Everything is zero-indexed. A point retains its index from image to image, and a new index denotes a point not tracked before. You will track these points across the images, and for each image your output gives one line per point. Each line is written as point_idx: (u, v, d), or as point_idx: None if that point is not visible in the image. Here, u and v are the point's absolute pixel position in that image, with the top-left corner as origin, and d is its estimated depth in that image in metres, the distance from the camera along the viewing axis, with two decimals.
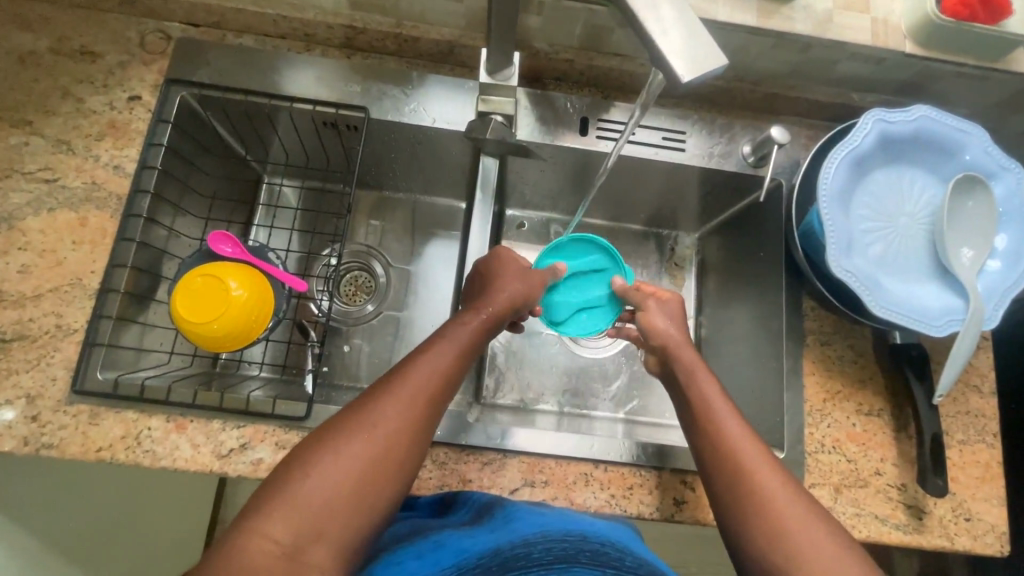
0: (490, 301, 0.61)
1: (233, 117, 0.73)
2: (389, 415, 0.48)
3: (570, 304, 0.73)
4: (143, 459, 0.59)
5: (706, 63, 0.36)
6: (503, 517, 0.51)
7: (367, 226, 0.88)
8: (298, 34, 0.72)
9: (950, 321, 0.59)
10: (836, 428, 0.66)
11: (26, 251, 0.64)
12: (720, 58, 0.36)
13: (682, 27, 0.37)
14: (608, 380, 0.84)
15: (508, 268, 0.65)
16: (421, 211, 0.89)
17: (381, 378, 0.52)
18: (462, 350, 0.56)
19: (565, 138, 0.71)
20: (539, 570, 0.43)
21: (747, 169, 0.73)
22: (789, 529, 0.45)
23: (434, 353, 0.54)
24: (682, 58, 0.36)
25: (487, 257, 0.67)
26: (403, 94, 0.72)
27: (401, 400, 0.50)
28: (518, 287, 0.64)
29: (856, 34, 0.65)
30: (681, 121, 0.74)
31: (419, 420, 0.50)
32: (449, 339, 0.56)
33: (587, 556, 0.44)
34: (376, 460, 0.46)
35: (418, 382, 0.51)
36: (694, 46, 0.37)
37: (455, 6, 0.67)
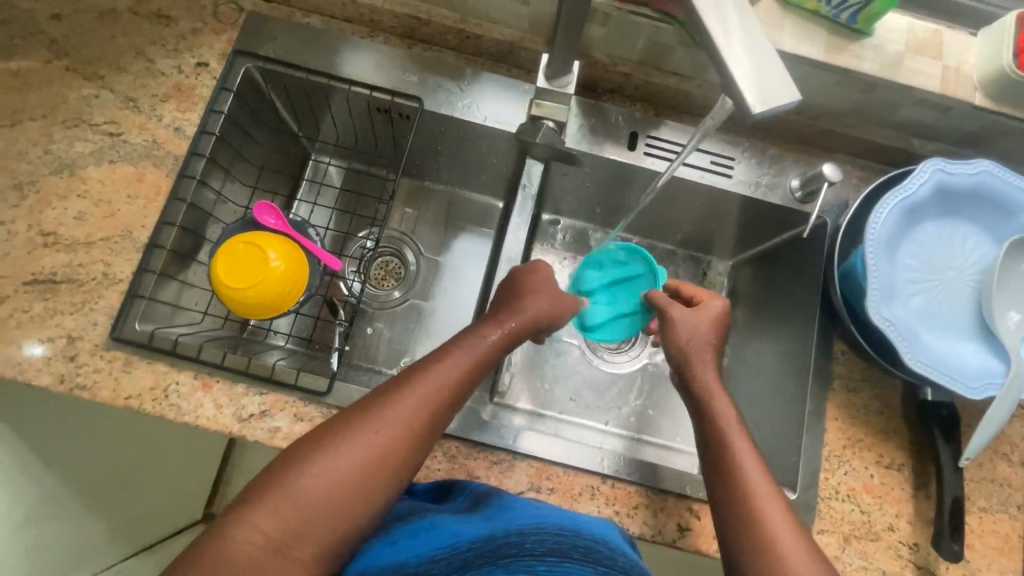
0: (509, 316, 0.62)
1: (292, 94, 0.76)
2: (392, 423, 0.49)
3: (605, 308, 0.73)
4: (168, 412, 0.61)
5: (781, 97, 0.36)
6: (498, 506, 0.52)
7: (403, 214, 0.90)
8: (364, 19, 0.74)
9: (985, 384, 0.57)
10: (853, 476, 0.65)
11: (84, 199, 0.66)
12: (795, 93, 0.36)
13: (757, 58, 0.37)
14: (624, 398, 0.83)
15: (544, 279, 0.65)
16: (458, 205, 0.90)
17: (389, 381, 0.53)
18: (475, 362, 0.56)
19: (613, 151, 0.71)
20: (531, 562, 0.43)
21: (793, 204, 0.73)
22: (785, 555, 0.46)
23: (445, 363, 0.55)
24: (756, 89, 0.36)
25: (523, 267, 0.67)
26: (457, 90, 0.73)
27: (408, 407, 0.50)
28: (541, 304, 0.64)
29: (924, 79, 0.64)
30: (731, 148, 0.74)
31: (421, 431, 0.50)
32: (463, 350, 0.57)
33: (580, 553, 0.45)
34: (370, 468, 0.47)
35: (424, 392, 0.52)
36: (765, 71, 0.37)
37: (522, 8, 0.67)
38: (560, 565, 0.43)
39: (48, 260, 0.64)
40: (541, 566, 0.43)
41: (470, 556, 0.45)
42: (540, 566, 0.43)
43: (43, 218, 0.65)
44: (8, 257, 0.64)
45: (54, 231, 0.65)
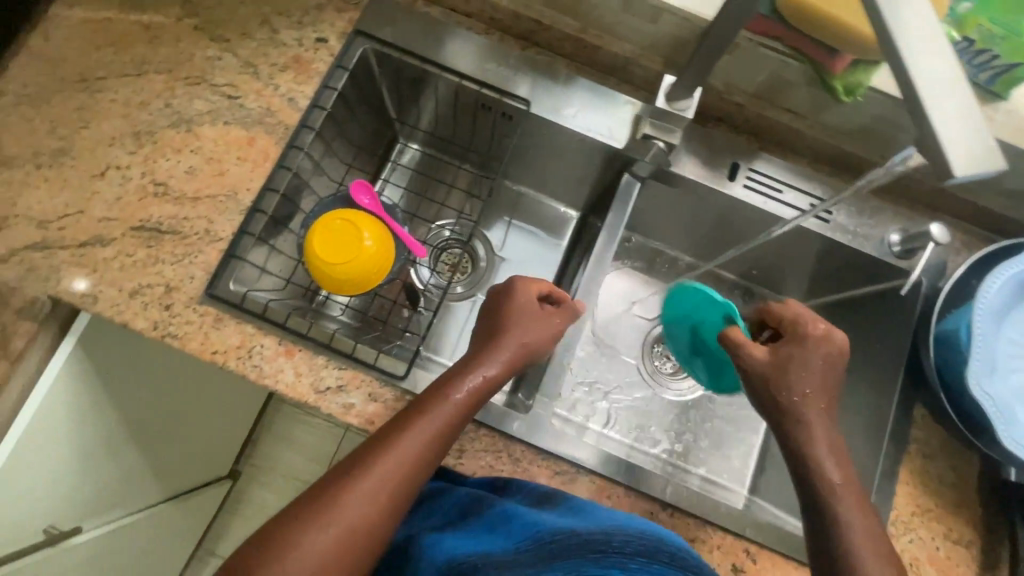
0: (485, 360, 0.59)
1: (401, 79, 0.77)
2: (362, 498, 0.47)
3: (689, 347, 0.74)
4: (250, 372, 0.63)
5: (982, 162, 0.31)
6: (571, 507, 0.52)
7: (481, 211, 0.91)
8: (484, 16, 0.75)
9: None
10: (918, 545, 0.63)
11: (196, 155, 0.68)
12: (998, 163, 0.31)
13: (964, 108, 0.31)
14: (676, 425, 0.83)
15: (518, 314, 0.62)
16: (536, 209, 0.90)
17: (354, 452, 0.50)
18: (451, 414, 0.53)
19: (714, 180, 0.71)
20: (622, 559, 0.44)
21: (889, 257, 0.71)
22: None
23: (416, 422, 0.52)
24: (960, 147, 0.30)
25: (500, 289, 0.65)
26: (565, 97, 0.73)
27: (379, 478, 0.48)
28: (521, 341, 0.61)
29: None
30: (832, 194, 0.72)
31: (393, 500, 0.48)
32: (436, 403, 0.54)
33: (667, 556, 0.45)
34: (340, 554, 0.45)
35: (392, 461, 0.49)
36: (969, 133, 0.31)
37: (648, 25, 0.66)
38: (650, 565, 0.43)
39: (157, 209, 0.67)
40: (633, 565, 0.43)
41: (556, 548, 0.45)
42: (634, 564, 0.44)
43: (157, 168, 0.68)
44: (120, 201, 0.66)
45: (165, 182, 0.67)
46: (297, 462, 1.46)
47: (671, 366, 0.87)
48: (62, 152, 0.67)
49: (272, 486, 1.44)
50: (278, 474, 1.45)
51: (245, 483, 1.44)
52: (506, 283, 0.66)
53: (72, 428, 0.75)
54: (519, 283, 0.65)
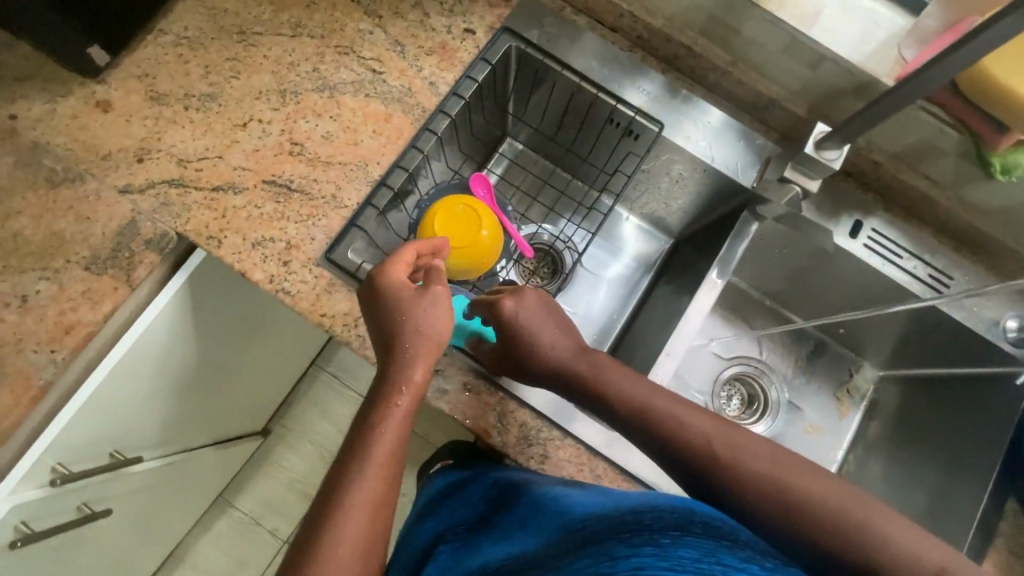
0: (403, 369, 0.53)
1: (535, 82, 0.78)
2: (340, 548, 0.46)
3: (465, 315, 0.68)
4: (354, 341, 0.64)
5: None
6: (601, 491, 0.55)
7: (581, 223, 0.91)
8: (631, 33, 0.75)
9: None
10: None
11: (335, 121, 0.70)
12: None
13: None
14: None
15: (412, 311, 0.55)
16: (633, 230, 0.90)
17: (291, 557, 0.46)
18: (380, 463, 0.49)
19: (836, 233, 0.70)
20: (649, 534, 0.41)
21: (1002, 342, 0.70)
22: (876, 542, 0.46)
23: (348, 488, 0.48)
24: None
25: (370, 297, 0.57)
26: (698, 126, 0.73)
27: (348, 522, 0.47)
28: (426, 346, 0.55)
29: None
30: (953, 268, 0.70)
31: (373, 533, 0.47)
32: (359, 458, 0.49)
33: (701, 527, 0.41)
34: None
35: (336, 544, 0.46)
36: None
37: (802, 70, 0.66)
38: (681, 537, 0.39)
39: (288, 167, 0.68)
40: (663, 539, 0.40)
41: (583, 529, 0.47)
42: (661, 539, 0.40)
43: (295, 128, 0.69)
44: (257, 154, 0.68)
45: (301, 143, 0.69)
46: (326, 431, 1.47)
47: (735, 409, 0.87)
48: (211, 97, 0.70)
49: (298, 451, 1.46)
50: (306, 440, 1.47)
51: (274, 443, 1.46)
52: (371, 288, 0.57)
53: (164, 360, 0.77)
54: (383, 278, 0.57)
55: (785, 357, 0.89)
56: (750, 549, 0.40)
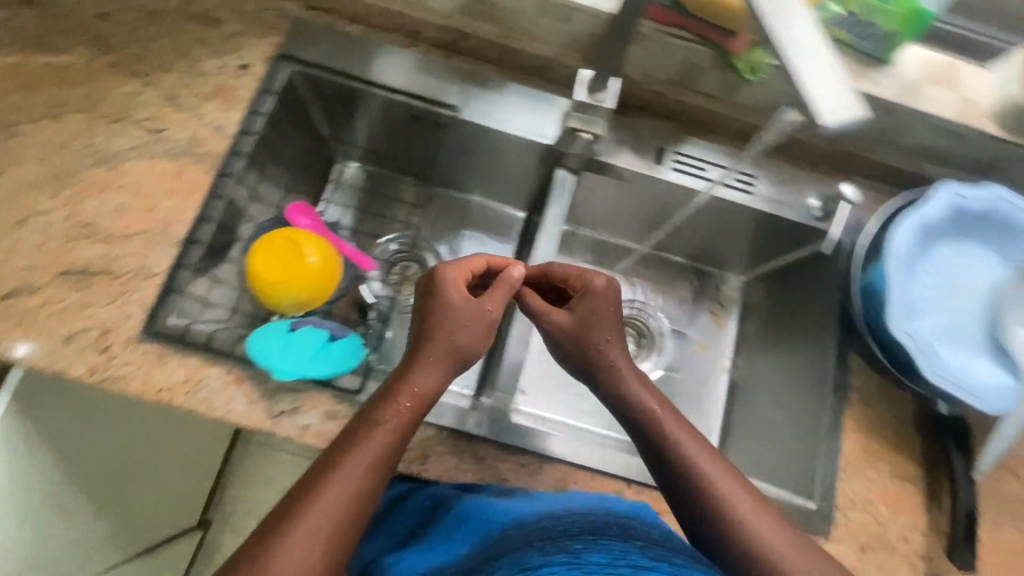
0: (416, 368, 0.58)
1: (331, 100, 0.77)
2: (325, 520, 0.48)
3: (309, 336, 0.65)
4: (200, 406, 0.62)
5: (846, 105, 0.37)
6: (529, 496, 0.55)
7: (431, 222, 0.88)
8: (406, 30, 0.76)
9: (997, 400, 0.61)
10: (869, 487, 0.68)
11: (123, 191, 0.67)
12: (863, 107, 0.38)
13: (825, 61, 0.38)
14: None
15: (457, 307, 0.59)
16: (482, 213, 0.89)
17: (272, 517, 0.49)
18: (364, 463, 0.51)
19: (642, 166, 0.74)
20: (563, 542, 0.42)
21: (811, 221, 0.75)
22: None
23: (343, 469, 0.51)
24: (826, 99, 0.37)
25: (427, 287, 0.61)
26: (493, 102, 0.75)
27: (336, 499, 0.49)
28: (446, 354, 0.58)
29: (940, 107, 0.66)
30: (751, 166, 0.77)
31: (351, 517, 0.50)
32: (360, 447, 0.52)
33: (615, 530, 0.44)
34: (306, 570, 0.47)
35: (319, 520, 0.48)
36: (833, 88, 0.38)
37: (561, 25, 0.69)
38: (596, 541, 0.42)
39: (83, 251, 0.64)
40: (576, 545, 0.42)
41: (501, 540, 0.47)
42: (573, 543, 0.42)
43: (81, 210, 0.66)
44: (44, 247, 0.64)
45: (91, 223, 0.65)
46: (270, 501, 1.40)
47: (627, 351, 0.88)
48: None
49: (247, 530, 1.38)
50: (251, 517, 1.39)
51: (218, 531, 1.38)
52: (431, 274, 0.62)
53: (20, 486, 0.71)
54: (440, 269, 0.62)
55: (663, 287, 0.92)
56: (660, 548, 0.43)
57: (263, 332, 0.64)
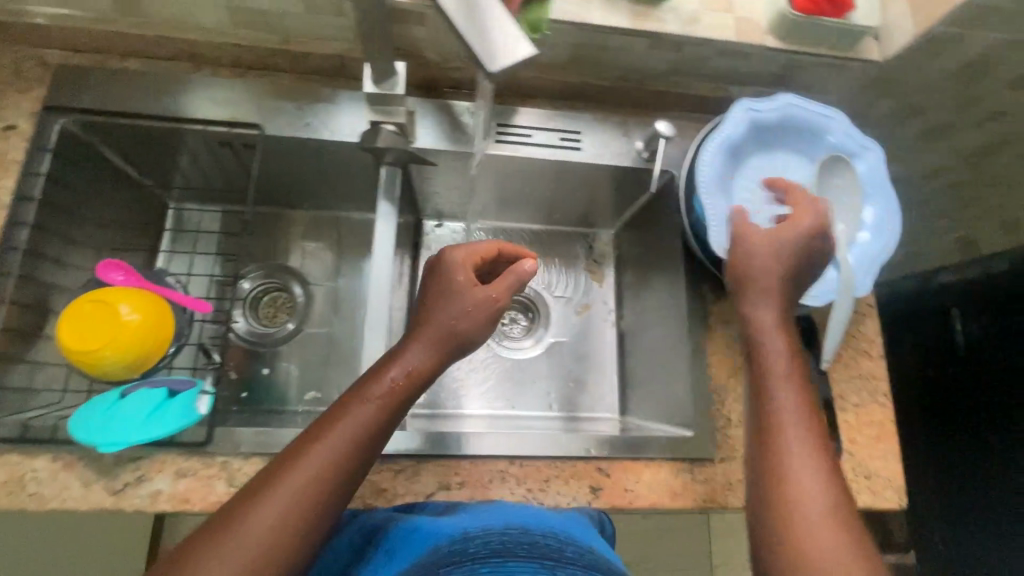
0: (417, 348, 0.55)
1: (125, 144, 0.71)
2: (302, 478, 0.46)
3: (141, 398, 0.59)
4: (29, 503, 0.56)
5: (517, 52, 0.44)
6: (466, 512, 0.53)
7: (300, 249, 0.91)
8: (186, 54, 0.71)
9: (823, 291, 0.65)
10: (741, 402, 0.70)
11: None
12: (531, 47, 0.45)
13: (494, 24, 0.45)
14: (546, 375, 0.91)
15: (456, 279, 0.58)
16: (348, 228, 0.92)
17: (244, 491, 0.45)
18: (338, 456, 0.47)
19: (465, 146, 0.73)
20: (471, 565, 0.40)
21: (641, 164, 0.77)
22: (828, 550, 0.44)
23: (327, 436, 0.48)
24: (495, 52, 0.45)
25: (432, 260, 0.61)
26: (298, 110, 0.71)
27: (312, 467, 0.46)
28: (443, 334, 0.56)
29: (721, 31, 0.68)
30: (576, 122, 0.77)
31: (325, 492, 0.46)
32: (349, 420, 0.49)
33: (523, 550, 0.42)
34: (271, 537, 0.43)
35: (296, 486, 0.45)
36: (503, 37, 0.45)
37: (338, 19, 0.66)
38: (500, 566, 0.40)
39: None
40: (483, 568, 0.40)
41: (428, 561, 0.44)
42: (482, 568, 0.40)
43: None
44: None
45: None
46: None
47: (516, 331, 0.94)
48: None
49: None
50: None
51: None
52: (437, 258, 0.61)
53: None
54: (446, 252, 0.61)
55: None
56: (572, 567, 0.41)
57: (85, 412, 0.58)
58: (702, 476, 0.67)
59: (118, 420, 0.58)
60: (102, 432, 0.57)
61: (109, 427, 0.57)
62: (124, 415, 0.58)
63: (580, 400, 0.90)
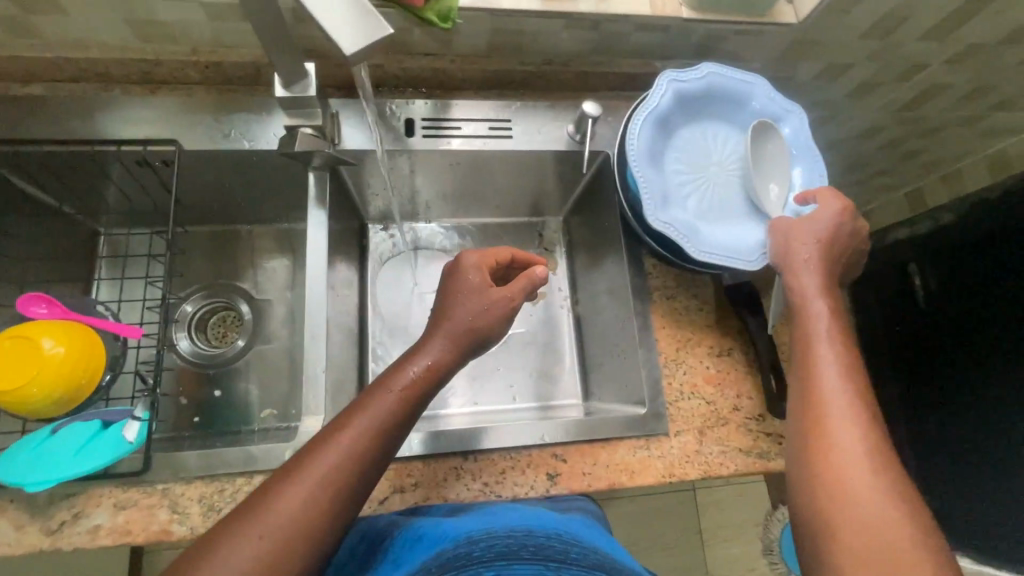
0: (435, 345, 0.56)
1: (35, 171, 0.68)
2: (330, 467, 0.47)
3: (71, 434, 0.57)
4: None
5: (371, 33, 0.43)
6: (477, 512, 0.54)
7: (246, 264, 0.89)
8: (92, 74, 0.69)
9: (761, 254, 0.65)
10: (693, 373, 0.70)
11: None
12: (385, 27, 0.44)
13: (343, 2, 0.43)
14: (507, 368, 0.90)
15: (464, 279, 0.60)
16: (292, 239, 0.91)
17: (275, 480, 0.46)
18: (364, 445, 0.49)
19: (395, 143, 0.73)
20: (476, 568, 0.42)
21: (574, 146, 0.76)
22: (856, 492, 0.46)
23: (354, 427, 0.49)
24: (348, 33, 0.43)
25: (449, 265, 0.62)
26: (216, 121, 0.69)
27: (342, 458, 0.47)
28: (462, 332, 0.57)
29: (635, 5, 0.68)
30: (505, 109, 0.76)
31: (349, 483, 0.47)
32: (378, 416, 0.50)
33: (528, 552, 0.43)
34: (300, 526, 0.44)
35: (325, 478, 0.46)
36: (354, 15, 0.43)
37: (243, 24, 0.64)
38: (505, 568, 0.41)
39: None
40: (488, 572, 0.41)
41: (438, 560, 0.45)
42: (488, 571, 0.41)
43: None
44: None
45: None
46: None
47: None
48: None
49: None
50: None
51: None
52: (454, 262, 0.63)
53: None
54: (464, 256, 0.62)
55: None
56: (576, 568, 0.43)
57: (13, 450, 0.56)
58: (659, 451, 0.67)
59: (45, 456, 0.55)
60: (26, 470, 0.54)
61: (35, 465, 0.55)
62: (52, 452, 0.56)
63: (543, 389, 0.89)
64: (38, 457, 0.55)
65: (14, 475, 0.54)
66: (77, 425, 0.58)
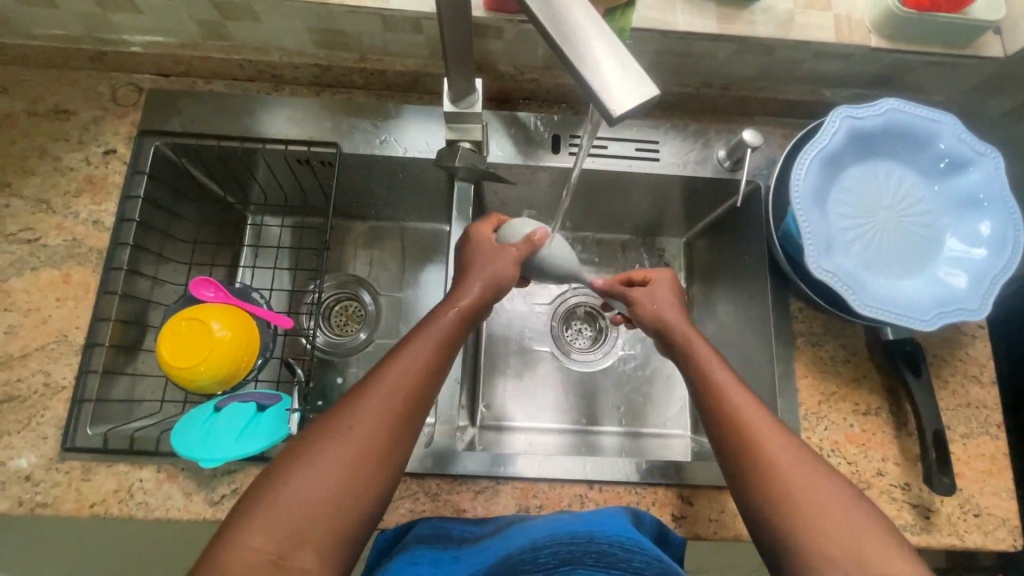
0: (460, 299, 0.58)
1: (209, 162, 0.73)
2: (367, 418, 0.48)
3: (233, 412, 0.62)
4: (137, 511, 0.60)
5: (636, 91, 0.33)
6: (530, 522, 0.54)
7: (358, 257, 0.92)
8: (266, 75, 0.73)
9: (941, 315, 0.58)
10: (834, 430, 0.66)
11: (11, 312, 0.64)
12: (653, 85, 0.33)
13: (604, 41, 0.34)
14: (612, 389, 0.89)
15: (477, 245, 0.62)
16: (410, 238, 0.92)
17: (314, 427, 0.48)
18: (396, 399, 0.50)
19: (538, 159, 0.72)
20: None
21: (724, 174, 0.73)
22: (829, 527, 0.45)
23: (387, 372, 0.51)
24: (608, 86, 0.33)
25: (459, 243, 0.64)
26: (373, 127, 0.72)
27: (379, 399, 0.49)
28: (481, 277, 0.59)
29: (820, 32, 0.63)
30: (654, 131, 0.74)
31: (393, 428, 0.49)
32: (405, 360, 0.52)
33: (592, 558, 0.45)
34: (354, 467, 0.46)
35: (361, 419, 0.48)
36: (619, 67, 0.34)
37: (416, 37, 0.67)
38: None
39: None
40: None
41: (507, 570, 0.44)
42: None
43: None
44: None
45: None
46: None
47: (581, 341, 0.92)
48: None
49: None
50: None
51: None
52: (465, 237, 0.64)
53: None
54: (472, 230, 0.64)
55: (614, 265, 0.89)
56: None
57: (186, 424, 0.61)
58: None
59: (216, 431, 0.60)
60: (200, 446, 0.59)
61: (208, 441, 0.59)
62: (222, 428, 0.60)
63: (648, 416, 0.87)
64: (209, 434, 0.60)
65: (191, 449, 0.59)
66: (233, 404, 0.62)
